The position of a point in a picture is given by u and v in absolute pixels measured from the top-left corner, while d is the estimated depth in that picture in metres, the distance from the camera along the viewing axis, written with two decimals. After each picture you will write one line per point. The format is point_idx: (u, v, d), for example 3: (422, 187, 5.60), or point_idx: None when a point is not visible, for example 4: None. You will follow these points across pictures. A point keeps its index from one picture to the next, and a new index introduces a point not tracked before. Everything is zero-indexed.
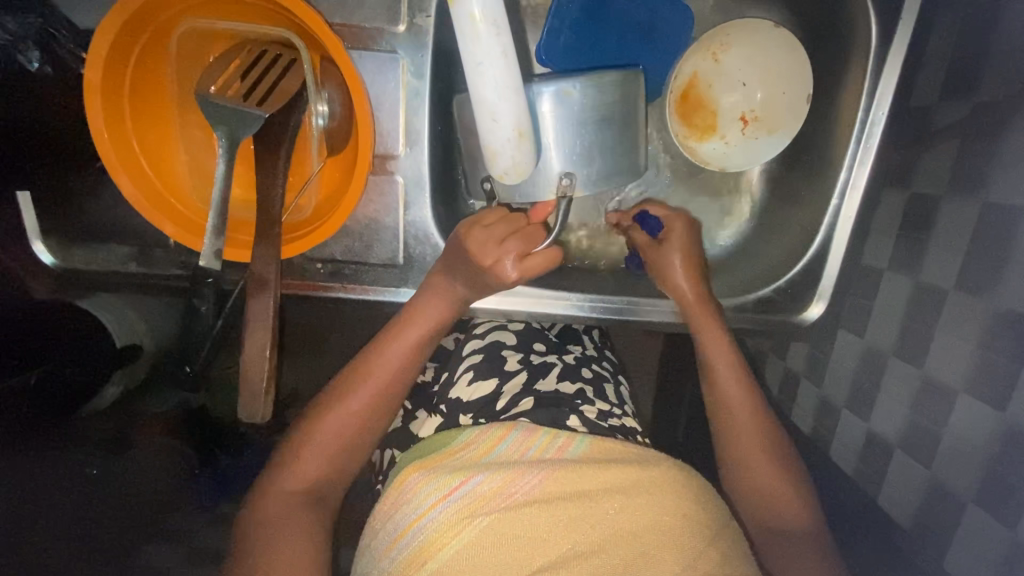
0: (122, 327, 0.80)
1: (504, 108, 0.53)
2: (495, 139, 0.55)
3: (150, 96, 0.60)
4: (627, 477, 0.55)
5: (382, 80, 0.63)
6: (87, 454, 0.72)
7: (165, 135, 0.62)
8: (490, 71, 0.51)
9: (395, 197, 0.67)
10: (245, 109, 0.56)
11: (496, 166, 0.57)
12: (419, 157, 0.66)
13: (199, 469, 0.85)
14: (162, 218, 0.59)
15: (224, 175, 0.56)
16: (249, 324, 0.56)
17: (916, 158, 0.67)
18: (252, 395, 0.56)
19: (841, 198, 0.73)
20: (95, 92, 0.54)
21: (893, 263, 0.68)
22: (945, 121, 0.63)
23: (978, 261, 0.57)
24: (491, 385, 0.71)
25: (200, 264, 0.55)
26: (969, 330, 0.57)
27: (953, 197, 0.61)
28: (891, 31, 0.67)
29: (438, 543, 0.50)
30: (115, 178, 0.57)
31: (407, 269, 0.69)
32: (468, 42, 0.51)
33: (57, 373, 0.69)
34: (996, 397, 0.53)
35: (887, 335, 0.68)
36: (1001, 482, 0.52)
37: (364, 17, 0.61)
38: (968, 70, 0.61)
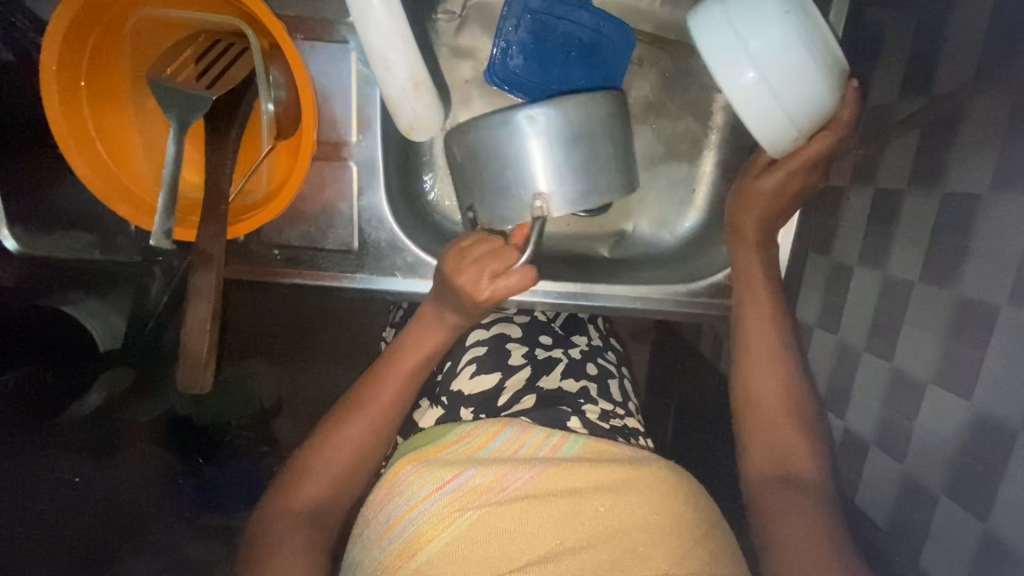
0: (105, 331, 0.78)
1: (395, 58, 0.56)
2: (393, 89, 0.58)
3: (108, 83, 0.62)
4: (618, 475, 0.57)
5: (333, 69, 0.65)
6: (70, 461, 0.71)
7: (123, 121, 0.64)
8: (374, 17, 0.53)
9: (350, 183, 0.68)
10: (195, 92, 0.58)
11: (399, 117, 0.61)
12: (371, 144, 0.67)
13: (184, 477, 0.88)
14: (114, 199, 0.62)
15: (174, 159, 0.58)
16: (194, 295, 0.57)
17: (879, 153, 0.67)
18: (192, 364, 0.57)
19: None
20: (50, 78, 0.57)
21: (862, 258, 0.68)
22: (905, 115, 0.63)
23: (941, 251, 0.57)
24: (494, 380, 0.72)
25: (152, 244, 0.57)
26: (934, 320, 0.57)
27: (915, 190, 0.61)
28: None
29: (429, 534, 0.53)
30: (69, 160, 0.59)
31: (362, 254, 0.71)
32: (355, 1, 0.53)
33: (40, 376, 0.70)
34: (963, 386, 0.53)
35: (858, 331, 0.68)
36: (971, 474, 0.51)
37: (319, 11, 0.64)
38: (924, 66, 0.62)
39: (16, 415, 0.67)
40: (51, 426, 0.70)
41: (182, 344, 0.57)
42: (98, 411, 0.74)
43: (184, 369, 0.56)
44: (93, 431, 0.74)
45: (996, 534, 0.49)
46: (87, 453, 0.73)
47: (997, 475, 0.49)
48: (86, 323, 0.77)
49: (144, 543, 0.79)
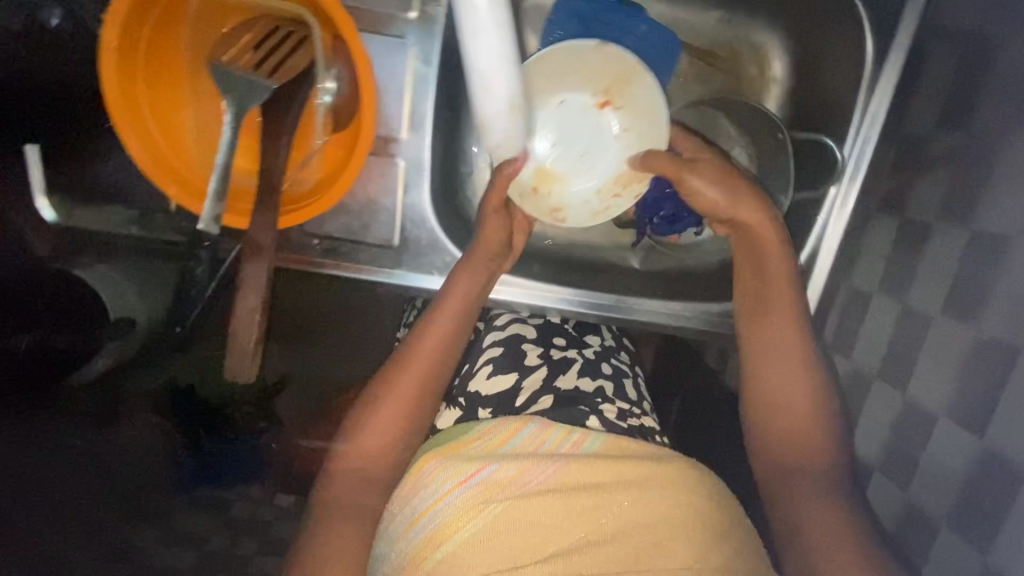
0: (114, 300, 0.75)
1: (499, 81, 0.50)
2: (488, 113, 0.53)
3: (162, 64, 0.61)
4: (639, 471, 0.58)
5: (390, 65, 0.65)
6: (70, 426, 0.73)
7: (174, 102, 0.63)
8: (485, 40, 0.47)
9: (395, 179, 0.68)
10: (256, 79, 0.57)
11: (490, 140, 0.57)
12: (421, 142, 0.67)
13: (184, 455, 0.82)
14: (165, 179, 0.60)
15: (229, 143, 0.56)
16: (244, 286, 0.56)
17: (908, 183, 0.68)
18: (237, 355, 0.55)
19: (829, 215, 0.74)
20: (108, 53, 0.55)
21: (882, 285, 0.69)
22: (940, 149, 0.64)
23: (966, 287, 0.58)
24: (510, 381, 0.71)
25: (199, 229, 0.55)
26: (953, 355, 0.58)
27: (944, 224, 0.62)
28: (887, 51, 0.69)
29: (454, 526, 0.54)
30: (121, 137, 0.58)
31: (401, 251, 0.70)
32: (463, 21, 0.47)
33: (47, 342, 0.68)
34: (976, 423, 0.54)
35: (873, 357, 0.68)
36: (978, 508, 0.52)
37: (377, 3, 0.63)
38: (966, 102, 0.62)
39: (29, 379, 0.68)
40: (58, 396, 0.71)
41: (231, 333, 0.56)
42: (103, 375, 0.74)
43: (230, 359, 0.55)
44: (88, 401, 0.74)
45: (995, 568, 0.50)
46: (89, 420, 0.74)
47: (1004, 511, 0.50)
48: (98, 290, 0.74)
49: (140, 512, 0.78)
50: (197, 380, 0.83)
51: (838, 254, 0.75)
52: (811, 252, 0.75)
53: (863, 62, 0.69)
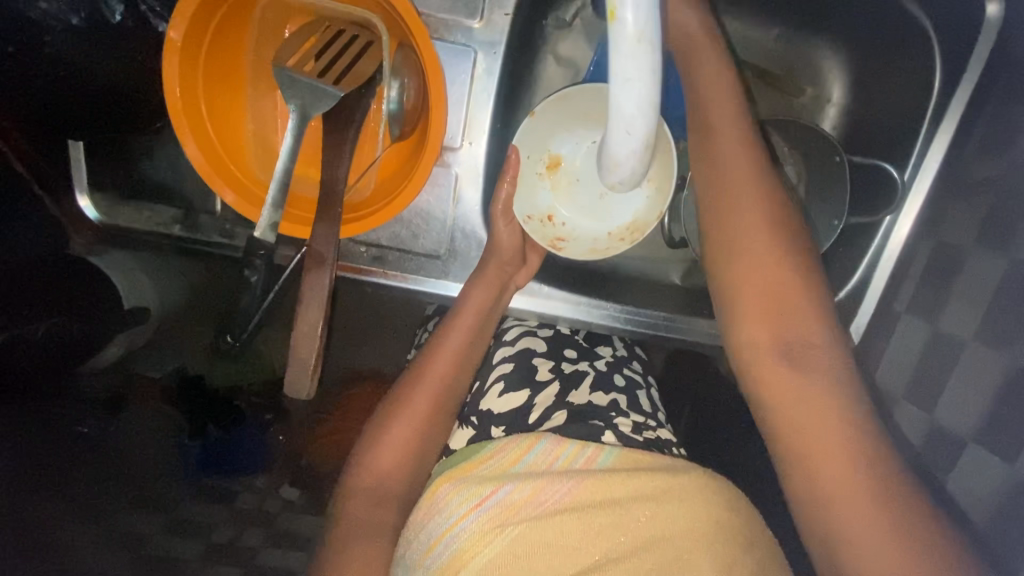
0: (128, 286, 0.76)
1: (641, 122, 0.41)
2: (617, 152, 0.44)
3: (224, 66, 0.60)
4: (657, 484, 0.53)
5: (451, 72, 0.63)
6: (81, 410, 0.64)
7: (235, 105, 0.62)
8: (637, 87, 0.40)
9: (447, 188, 0.67)
10: (322, 86, 0.55)
11: (613, 176, 0.47)
12: (477, 151, 0.66)
13: (190, 439, 0.74)
14: (222, 184, 0.58)
15: (291, 150, 0.55)
16: (305, 298, 0.56)
17: (948, 207, 0.68)
18: (299, 371, 0.56)
19: (884, 240, 0.74)
20: (174, 54, 0.54)
21: (912, 305, 0.69)
22: (983, 174, 0.64)
23: (1002, 313, 0.58)
24: (522, 398, 0.66)
25: (255, 235, 0.55)
26: (985, 380, 0.57)
27: (981, 249, 0.62)
28: (954, 83, 0.68)
29: (472, 551, 0.50)
30: (180, 138, 0.56)
31: (448, 261, 0.69)
32: (618, 61, 0.39)
33: (67, 328, 0.66)
34: (1006, 450, 0.53)
35: (899, 378, 0.68)
36: (1001, 535, 0.51)
37: (443, 11, 0.62)
38: (1010, 130, 0.62)
39: (45, 364, 0.63)
40: (70, 381, 0.65)
41: (292, 347, 0.56)
42: (118, 361, 0.71)
43: (291, 376, 0.56)
44: (104, 381, 0.69)
45: None
46: (100, 408, 0.66)
47: None
48: (110, 276, 0.74)
49: (157, 501, 0.67)
50: (205, 369, 0.80)
51: (889, 277, 0.74)
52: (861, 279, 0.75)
53: (927, 85, 0.69)
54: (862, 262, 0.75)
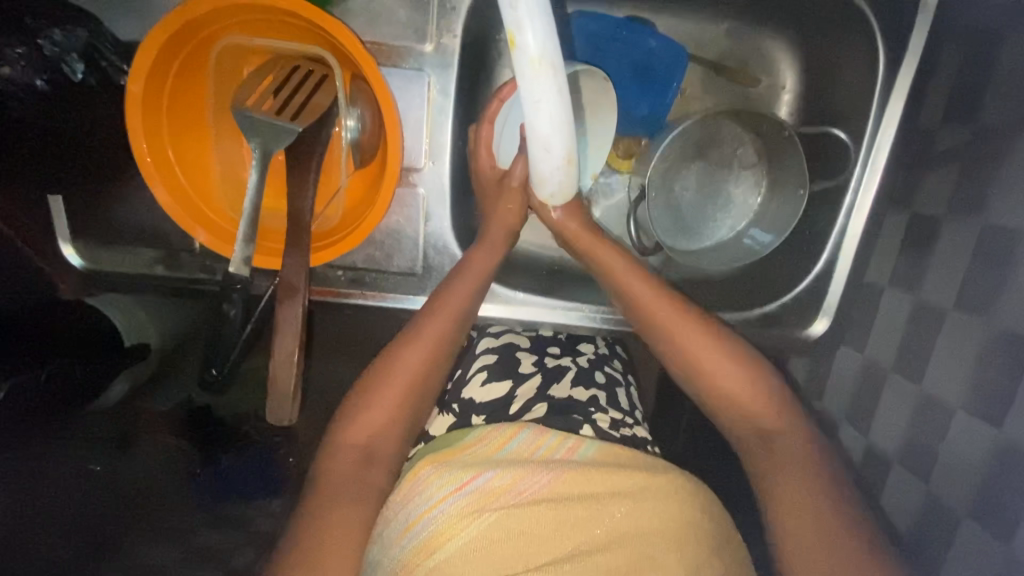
0: (129, 323, 0.77)
1: (557, 141, 0.49)
2: (544, 167, 0.52)
3: (187, 112, 0.62)
4: (634, 481, 0.54)
5: (408, 96, 0.65)
6: (87, 450, 0.65)
7: (201, 148, 0.64)
8: (547, 107, 0.46)
9: (417, 208, 0.68)
10: (280, 124, 0.57)
11: (543, 188, 0.56)
12: (441, 170, 0.67)
13: (201, 469, 0.76)
14: (194, 225, 0.60)
15: (256, 186, 0.57)
16: (280, 328, 0.56)
17: (918, 179, 0.68)
18: (279, 399, 0.57)
19: (846, 219, 0.75)
20: (135, 106, 0.56)
21: (894, 279, 0.69)
22: (947, 145, 0.65)
23: (979, 279, 0.58)
24: (505, 389, 0.69)
25: (230, 269, 0.58)
26: (970, 347, 0.58)
27: (956, 217, 0.62)
28: (897, 64, 0.69)
29: (448, 533, 0.50)
30: (150, 185, 0.58)
31: (425, 278, 0.70)
32: (529, 87, 0.45)
33: (72, 369, 0.68)
34: (993, 414, 0.54)
35: (886, 352, 0.68)
36: (997, 499, 0.51)
37: (395, 38, 0.63)
38: (971, 99, 0.63)
39: (51, 405, 0.64)
40: (75, 421, 0.66)
41: (271, 376, 0.57)
42: (123, 398, 0.73)
43: (271, 404, 0.57)
44: (109, 423, 0.69)
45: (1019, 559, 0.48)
46: (106, 445, 0.67)
47: None
48: (108, 315, 0.75)
49: (163, 529, 0.68)
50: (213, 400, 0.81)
51: (858, 251, 0.75)
52: (834, 255, 0.76)
53: (877, 62, 0.69)
54: (827, 243, 0.76)
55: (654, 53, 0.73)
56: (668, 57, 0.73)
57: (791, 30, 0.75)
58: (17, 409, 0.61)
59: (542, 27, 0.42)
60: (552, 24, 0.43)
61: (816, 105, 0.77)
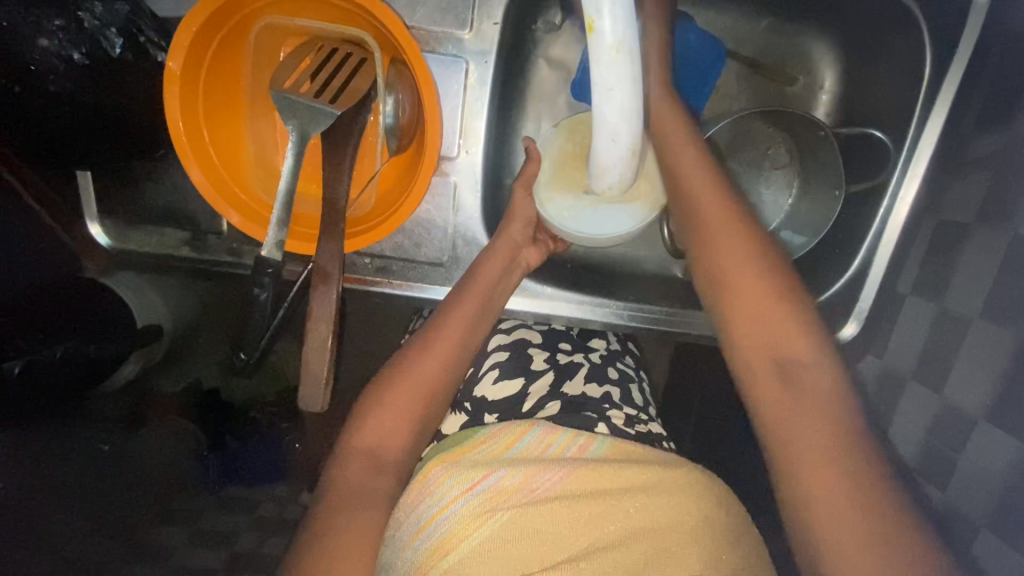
0: (141, 306, 0.80)
1: (626, 130, 0.48)
2: (609, 156, 0.51)
3: (224, 90, 0.61)
4: (647, 475, 0.54)
5: (444, 82, 0.64)
6: (102, 429, 0.67)
7: (236, 128, 0.63)
8: (620, 96, 0.45)
9: (447, 198, 0.67)
10: (318, 106, 0.56)
11: (602, 181, 0.54)
12: (474, 160, 0.67)
13: (208, 450, 0.80)
14: (226, 207, 0.59)
15: (291, 170, 0.56)
16: (313, 316, 0.56)
17: (948, 186, 0.68)
18: (311, 385, 0.56)
19: (883, 224, 0.74)
20: (174, 82, 0.55)
21: (917, 287, 0.69)
22: (979, 152, 0.64)
23: (1007, 289, 0.57)
24: (518, 385, 0.70)
25: (262, 254, 0.56)
26: (994, 358, 0.57)
27: (984, 226, 0.62)
28: (944, 70, 0.68)
29: (461, 534, 0.50)
30: (184, 164, 0.57)
31: (451, 268, 0.69)
32: (601, 75, 0.45)
33: (80, 351, 0.68)
34: (1017, 427, 0.53)
35: (906, 359, 0.68)
36: (1014, 511, 0.51)
37: (435, 23, 0.62)
38: (1007, 105, 0.62)
39: (69, 387, 0.66)
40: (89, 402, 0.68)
41: (302, 361, 0.56)
42: (134, 380, 0.77)
43: (303, 392, 0.57)
44: (122, 404, 0.73)
45: None
46: (117, 425, 0.70)
47: None
48: (123, 296, 0.77)
49: (174, 512, 0.68)
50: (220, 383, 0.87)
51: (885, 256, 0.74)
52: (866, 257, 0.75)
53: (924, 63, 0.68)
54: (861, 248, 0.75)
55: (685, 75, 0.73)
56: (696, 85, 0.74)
57: (826, 31, 0.75)
58: (35, 393, 0.62)
59: (617, 14, 0.42)
60: (629, 12, 0.43)
61: (849, 107, 0.77)
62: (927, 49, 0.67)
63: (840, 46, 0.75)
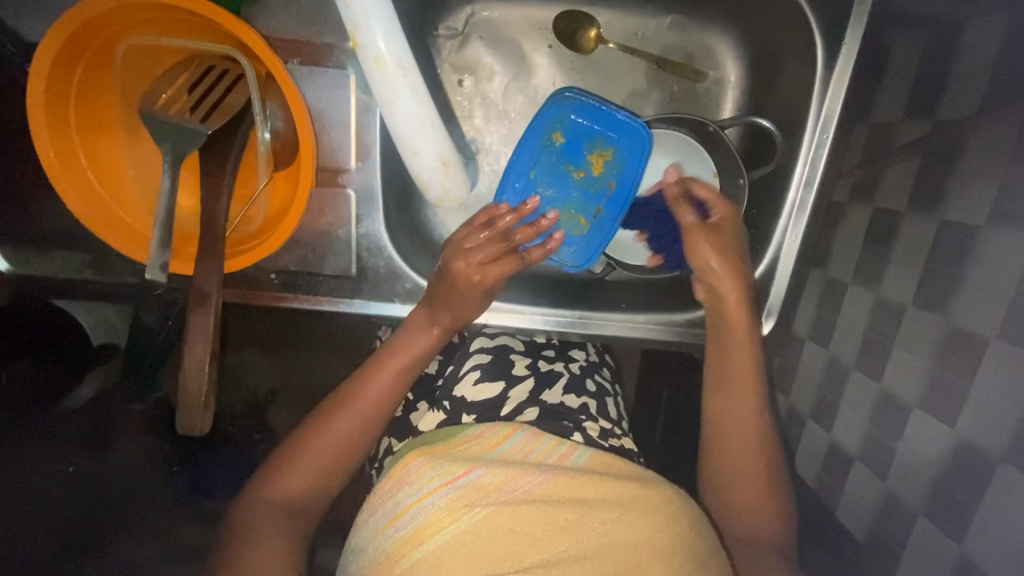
0: (96, 324, 0.76)
1: (427, 147, 0.59)
2: (421, 168, 0.60)
3: (98, 113, 0.61)
4: (624, 491, 0.53)
5: (331, 95, 0.64)
6: (61, 449, 0.66)
7: (116, 149, 0.63)
8: (404, 109, 0.56)
9: (347, 211, 0.67)
10: (188, 126, 0.57)
11: (429, 194, 0.63)
12: (370, 172, 0.66)
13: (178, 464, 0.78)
14: (105, 229, 0.61)
15: (169, 193, 0.57)
16: (190, 336, 0.56)
17: (878, 173, 0.67)
18: (190, 405, 0.56)
19: (790, 220, 0.73)
20: (38, 110, 0.56)
21: (856, 275, 0.68)
22: (907, 138, 0.64)
23: (936, 278, 0.57)
24: (497, 390, 0.69)
25: (147, 276, 0.57)
26: (925, 347, 0.57)
27: (913, 214, 0.61)
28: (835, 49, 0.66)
29: (436, 525, 0.49)
30: (60, 191, 0.59)
31: (359, 279, 0.69)
32: (381, 87, 0.55)
33: (35, 371, 0.68)
34: (946, 413, 0.53)
35: (848, 348, 0.68)
36: (950, 498, 0.52)
37: (319, 35, 0.62)
38: (930, 91, 0.62)
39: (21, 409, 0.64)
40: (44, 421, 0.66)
41: (181, 385, 0.56)
42: (93, 400, 0.71)
43: (183, 413, 0.56)
44: (85, 421, 0.69)
45: (970, 556, 0.49)
46: (83, 443, 0.68)
47: (978, 502, 0.50)
48: (75, 317, 0.74)
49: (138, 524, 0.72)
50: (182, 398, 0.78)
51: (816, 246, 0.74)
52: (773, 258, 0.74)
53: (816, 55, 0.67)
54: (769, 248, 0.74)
55: (607, 150, 0.74)
56: (625, 157, 0.74)
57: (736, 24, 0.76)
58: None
59: (388, 38, 0.53)
60: (400, 39, 0.54)
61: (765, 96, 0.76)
62: (815, 34, 0.67)
63: (750, 35, 0.76)
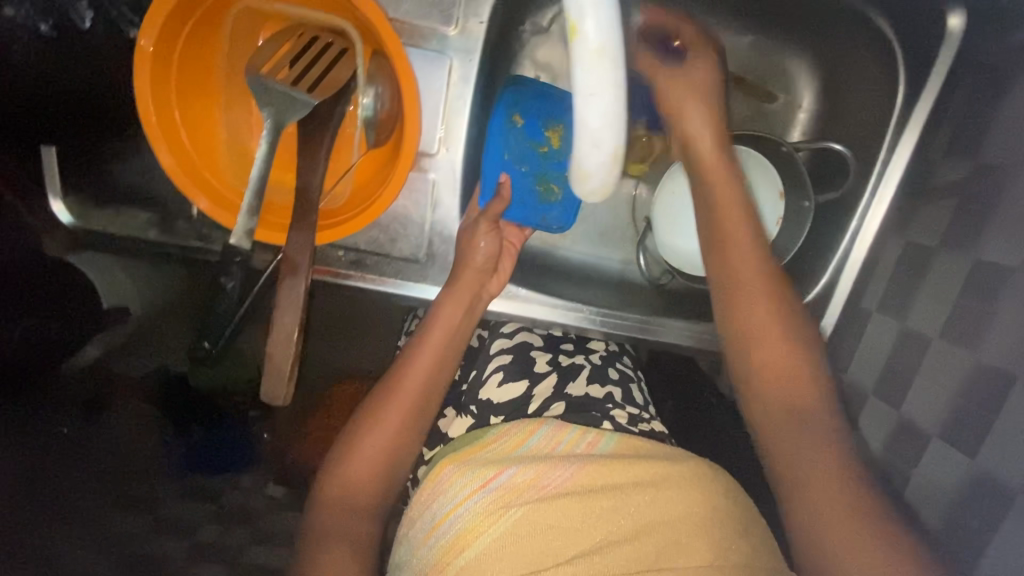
0: (109, 287, 0.74)
1: (610, 135, 0.43)
2: (589, 161, 0.45)
3: (196, 74, 0.61)
4: (656, 470, 0.54)
5: (425, 79, 0.65)
6: (58, 411, 0.63)
7: (207, 110, 0.63)
8: (603, 101, 0.41)
9: (424, 194, 0.68)
10: (296, 94, 0.57)
11: (584, 185, 0.48)
12: (454, 157, 0.67)
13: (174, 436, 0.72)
14: (193, 188, 0.59)
15: (266, 156, 0.56)
16: (279, 305, 0.56)
17: (916, 208, 0.70)
18: (275, 376, 0.56)
19: (851, 244, 0.76)
20: (144, 61, 0.55)
21: (882, 303, 0.71)
22: (948, 177, 0.66)
23: (965, 312, 0.59)
24: (521, 389, 0.70)
25: (232, 241, 0.55)
26: (949, 378, 0.59)
27: (947, 249, 0.64)
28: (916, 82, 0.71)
29: (475, 531, 0.49)
30: (154, 147, 0.57)
31: (426, 264, 0.70)
32: (584, 75, 0.41)
33: (43, 329, 0.64)
34: (967, 443, 0.55)
35: (868, 373, 0.70)
36: (959, 525, 0.53)
37: (420, 18, 0.63)
38: (973, 134, 0.65)
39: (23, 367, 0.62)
40: (50, 381, 0.64)
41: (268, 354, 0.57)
42: (97, 363, 0.70)
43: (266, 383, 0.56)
44: (83, 386, 0.66)
45: None
46: (82, 407, 0.65)
47: (987, 531, 0.51)
48: (89, 277, 0.72)
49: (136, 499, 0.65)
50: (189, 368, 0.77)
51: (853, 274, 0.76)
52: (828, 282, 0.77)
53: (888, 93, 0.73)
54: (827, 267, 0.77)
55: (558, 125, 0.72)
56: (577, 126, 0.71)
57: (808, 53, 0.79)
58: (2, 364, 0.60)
59: (601, 16, 0.40)
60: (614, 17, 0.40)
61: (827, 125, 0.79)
62: (899, 65, 0.71)
63: (817, 65, 0.79)
